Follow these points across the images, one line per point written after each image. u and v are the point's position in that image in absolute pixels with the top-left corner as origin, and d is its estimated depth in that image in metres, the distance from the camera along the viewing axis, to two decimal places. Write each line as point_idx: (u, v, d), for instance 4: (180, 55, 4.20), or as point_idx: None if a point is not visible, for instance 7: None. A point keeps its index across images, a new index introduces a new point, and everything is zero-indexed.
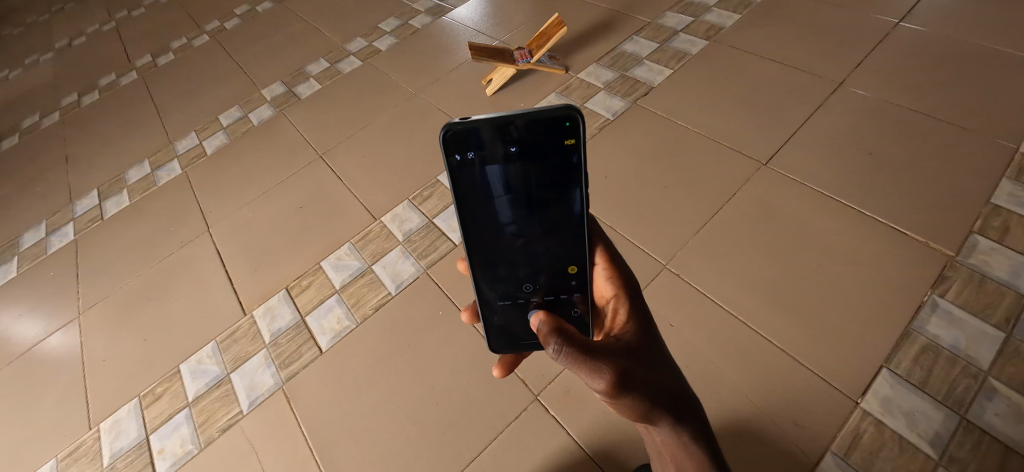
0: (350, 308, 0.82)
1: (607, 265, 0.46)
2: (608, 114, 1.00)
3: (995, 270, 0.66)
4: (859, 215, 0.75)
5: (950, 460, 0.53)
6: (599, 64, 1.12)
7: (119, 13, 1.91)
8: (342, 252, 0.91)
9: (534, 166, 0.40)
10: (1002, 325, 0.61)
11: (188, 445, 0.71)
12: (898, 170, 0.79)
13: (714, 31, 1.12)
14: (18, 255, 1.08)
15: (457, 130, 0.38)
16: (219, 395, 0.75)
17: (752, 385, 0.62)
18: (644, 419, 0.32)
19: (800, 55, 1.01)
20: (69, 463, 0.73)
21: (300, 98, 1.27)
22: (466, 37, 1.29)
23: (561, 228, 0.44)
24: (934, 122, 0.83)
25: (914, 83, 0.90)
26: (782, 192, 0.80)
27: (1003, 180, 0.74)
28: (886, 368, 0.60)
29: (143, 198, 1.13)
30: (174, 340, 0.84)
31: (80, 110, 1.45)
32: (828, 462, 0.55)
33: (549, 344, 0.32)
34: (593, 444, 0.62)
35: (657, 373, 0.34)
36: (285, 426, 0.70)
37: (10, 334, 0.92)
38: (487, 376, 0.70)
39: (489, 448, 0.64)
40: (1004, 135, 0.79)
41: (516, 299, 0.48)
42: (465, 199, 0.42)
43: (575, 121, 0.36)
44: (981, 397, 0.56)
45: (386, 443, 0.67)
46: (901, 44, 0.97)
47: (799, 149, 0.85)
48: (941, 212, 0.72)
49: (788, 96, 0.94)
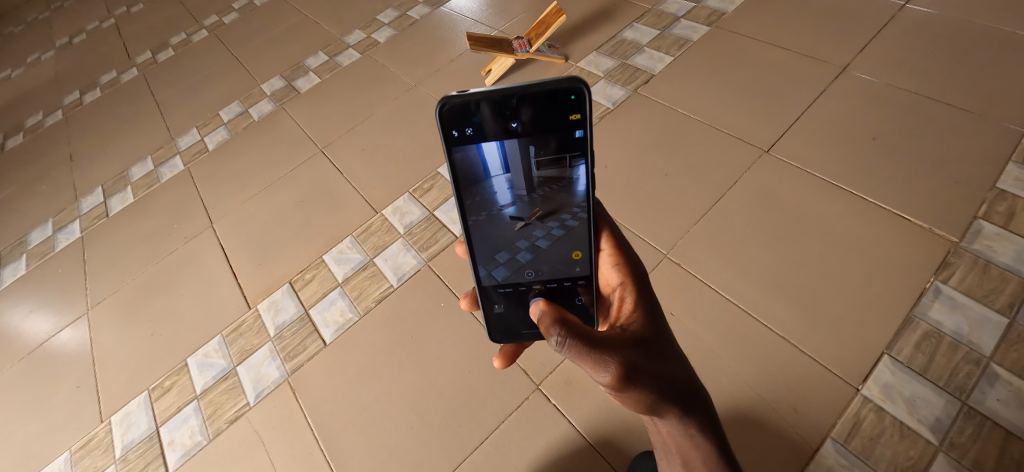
0: (353, 301, 0.83)
1: (614, 252, 0.45)
2: (608, 102, 1.00)
3: (999, 255, 0.65)
4: (864, 201, 0.74)
5: (950, 446, 0.53)
6: (599, 52, 1.11)
7: (119, 9, 1.90)
8: (343, 246, 0.91)
9: (535, 142, 0.39)
10: (1005, 310, 0.61)
11: (197, 437, 0.72)
12: (904, 156, 0.78)
13: (716, 16, 1.10)
14: (26, 254, 1.09)
15: (454, 104, 0.37)
16: (226, 388, 0.76)
17: (751, 373, 0.62)
18: (650, 409, 0.34)
19: (804, 39, 0.99)
20: (82, 455, 0.74)
21: (299, 92, 1.26)
22: (465, 27, 1.28)
23: (563, 209, 0.44)
24: (939, 107, 0.82)
25: (921, 67, 0.88)
26: (783, 180, 0.79)
27: (1009, 165, 0.73)
28: (887, 354, 0.60)
29: (147, 194, 1.14)
30: (181, 335, 0.86)
31: (82, 108, 1.46)
32: (827, 448, 0.56)
33: (553, 336, 0.32)
34: (594, 432, 0.62)
35: (666, 366, 0.35)
36: (292, 417, 0.72)
37: (22, 329, 0.94)
38: (487, 367, 0.70)
39: (490, 437, 0.65)
40: (1013, 119, 0.77)
41: (517, 286, 0.47)
42: (464, 178, 0.42)
43: (580, 94, 0.36)
44: (983, 382, 0.56)
45: (390, 433, 0.68)
46: (908, 27, 0.95)
47: (802, 136, 0.84)
48: (945, 198, 0.72)
49: (790, 82, 0.92)
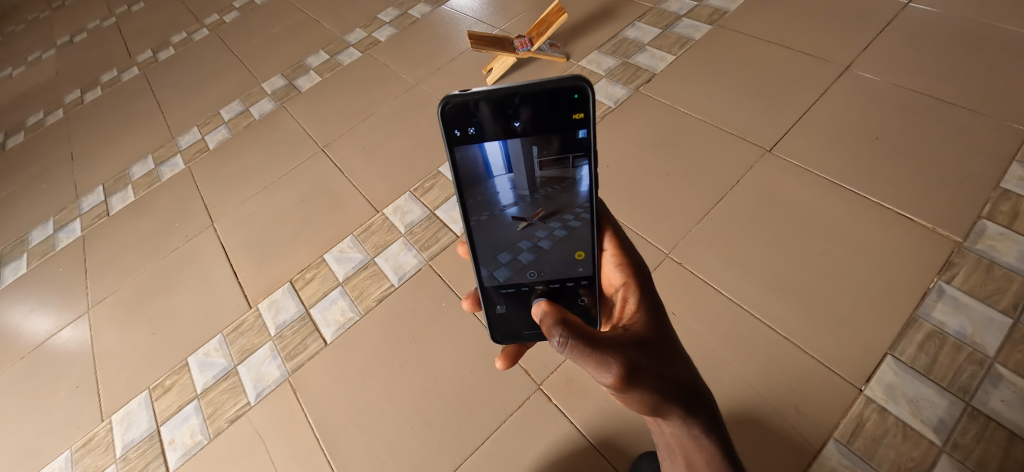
0: (354, 300, 0.82)
1: (616, 252, 0.45)
2: (609, 101, 0.99)
3: (1003, 255, 0.65)
4: (867, 201, 0.74)
5: (953, 447, 0.53)
6: (601, 51, 1.11)
7: (120, 7, 1.90)
8: (344, 245, 0.91)
9: (538, 141, 0.39)
10: (1009, 311, 0.60)
11: (197, 436, 0.72)
12: (907, 155, 0.77)
13: (718, 15, 1.10)
14: (27, 253, 1.09)
15: (456, 103, 0.37)
16: (226, 388, 0.76)
17: (753, 373, 0.62)
18: (653, 410, 0.34)
19: (807, 38, 0.99)
20: (83, 454, 0.74)
21: (300, 91, 1.26)
22: (467, 26, 1.28)
23: (565, 209, 0.44)
24: (942, 106, 0.82)
25: (924, 66, 0.88)
26: (785, 179, 0.79)
27: (1013, 164, 0.73)
28: (891, 355, 0.60)
29: (148, 193, 1.14)
30: (182, 334, 0.86)
31: (83, 106, 1.46)
32: (830, 448, 0.55)
33: (554, 337, 0.32)
34: (595, 432, 0.62)
35: (669, 366, 0.35)
36: (292, 417, 0.72)
37: (22, 328, 0.94)
38: (488, 367, 0.70)
39: (492, 437, 0.64)
40: (1017, 118, 0.77)
41: (519, 287, 0.47)
42: (465, 178, 0.42)
43: (582, 93, 0.36)
44: (987, 383, 0.56)
45: (390, 433, 0.68)
46: (911, 26, 0.94)
47: (805, 135, 0.84)
48: (949, 198, 0.71)
49: (793, 81, 0.92)
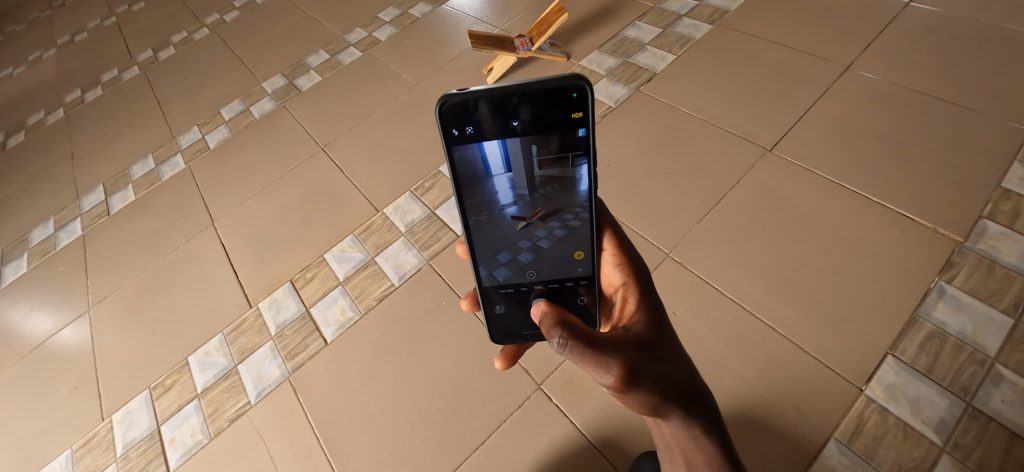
0: (354, 300, 0.82)
1: (616, 252, 0.45)
2: (610, 101, 0.99)
3: (1004, 255, 0.65)
4: (868, 200, 0.74)
5: (954, 447, 0.53)
6: (602, 51, 1.11)
7: (120, 7, 1.90)
8: (344, 244, 0.91)
9: (537, 141, 0.39)
10: (1010, 311, 0.60)
11: (198, 435, 0.72)
12: (908, 155, 0.77)
13: (718, 14, 1.10)
14: (27, 252, 1.09)
15: (454, 103, 0.37)
16: (226, 387, 0.76)
17: (754, 373, 0.62)
18: (653, 410, 0.34)
19: (807, 37, 0.98)
20: (83, 453, 0.74)
21: (300, 90, 1.26)
22: (467, 25, 1.28)
23: (564, 208, 0.43)
24: (944, 105, 0.81)
25: (925, 65, 0.88)
26: (787, 179, 0.79)
27: (1014, 164, 0.72)
28: (891, 355, 0.60)
29: (148, 192, 1.14)
30: (182, 333, 0.86)
31: (84, 106, 1.46)
32: (830, 448, 0.55)
33: (554, 337, 0.32)
34: (596, 432, 0.62)
35: (669, 366, 0.35)
36: (292, 416, 0.72)
37: (23, 328, 0.94)
38: (489, 366, 0.70)
39: (492, 436, 0.64)
40: (1018, 118, 0.77)
41: (519, 287, 0.47)
42: (464, 178, 0.42)
43: (582, 92, 0.36)
44: (988, 383, 0.56)
45: (391, 433, 0.68)
46: (912, 25, 0.94)
47: (805, 135, 0.84)
48: (950, 198, 0.71)
49: (794, 81, 0.92)
